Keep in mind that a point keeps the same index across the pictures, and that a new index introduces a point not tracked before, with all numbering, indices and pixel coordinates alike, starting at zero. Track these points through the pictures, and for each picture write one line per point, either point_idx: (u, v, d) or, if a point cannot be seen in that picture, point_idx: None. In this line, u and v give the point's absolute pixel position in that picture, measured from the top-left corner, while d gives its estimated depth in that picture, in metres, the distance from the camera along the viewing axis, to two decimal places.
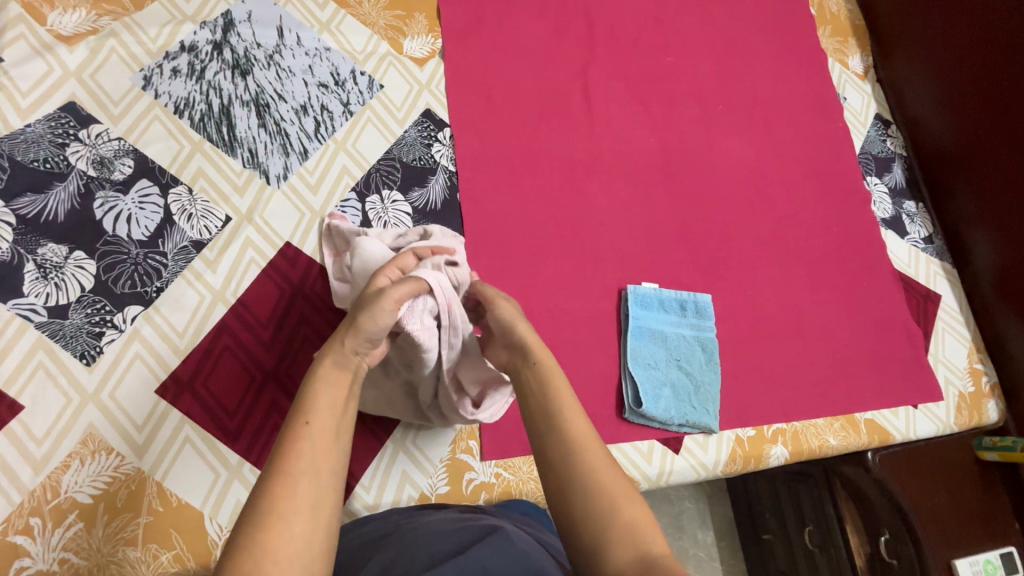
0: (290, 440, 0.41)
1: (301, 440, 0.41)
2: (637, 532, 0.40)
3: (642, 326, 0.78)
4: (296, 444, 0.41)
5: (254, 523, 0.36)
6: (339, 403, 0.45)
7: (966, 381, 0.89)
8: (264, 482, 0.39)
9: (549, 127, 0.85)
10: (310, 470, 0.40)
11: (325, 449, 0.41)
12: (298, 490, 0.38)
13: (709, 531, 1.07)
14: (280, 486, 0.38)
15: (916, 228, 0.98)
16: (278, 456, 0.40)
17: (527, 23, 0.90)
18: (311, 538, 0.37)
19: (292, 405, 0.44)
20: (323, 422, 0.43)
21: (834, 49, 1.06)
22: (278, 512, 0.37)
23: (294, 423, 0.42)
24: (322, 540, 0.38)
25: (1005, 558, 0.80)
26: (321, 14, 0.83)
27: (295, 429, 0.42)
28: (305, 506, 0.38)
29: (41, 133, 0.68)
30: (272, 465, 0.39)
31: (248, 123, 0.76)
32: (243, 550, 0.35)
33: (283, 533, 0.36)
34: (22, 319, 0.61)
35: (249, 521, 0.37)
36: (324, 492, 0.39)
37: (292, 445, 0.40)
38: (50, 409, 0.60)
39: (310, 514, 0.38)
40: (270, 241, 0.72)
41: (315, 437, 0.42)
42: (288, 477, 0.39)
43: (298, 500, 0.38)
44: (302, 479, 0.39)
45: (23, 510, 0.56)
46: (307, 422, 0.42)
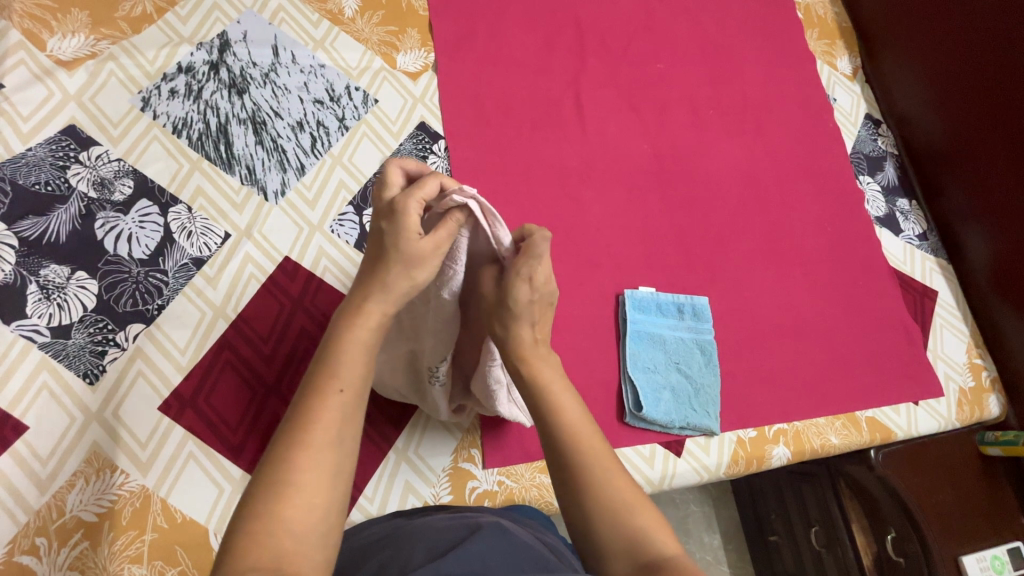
0: (319, 407, 0.41)
1: (329, 408, 0.41)
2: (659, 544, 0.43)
3: (640, 330, 0.78)
4: (324, 412, 0.41)
5: (272, 491, 0.37)
6: (369, 371, 0.45)
7: (966, 376, 0.89)
8: (287, 447, 0.39)
9: (542, 136, 0.86)
10: (335, 439, 0.40)
11: (351, 417, 0.42)
12: (322, 458, 0.39)
13: (715, 534, 1.07)
14: (306, 455, 0.38)
15: (910, 225, 0.99)
16: (304, 422, 0.40)
17: (518, 34, 0.91)
18: (330, 506, 0.38)
19: (322, 363, 0.44)
20: (353, 389, 0.43)
21: (822, 51, 1.07)
22: (300, 480, 0.38)
23: (326, 388, 0.42)
24: (338, 511, 0.39)
25: (1011, 553, 0.79)
26: (315, 32, 0.84)
27: (324, 395, 0.42)
28: (328, 476, 0.39)
29: (42, 156, 0.69)
30: (296, 432, 0.40)
31: (245, 140, 0.77)
32: (257, 518, 0.36)
33: (303, 502, 0.37)
34: (25, 340, 0.62)
35: (269, 490, 0.37)
36: (345, 461, 0.40)
37: (322, 411, 0.41)
38: (55, 429, 0.61)
39: (330, 485, 0.39)
40: (269, 256, 0.73)
41: (345, 404, 0.42)
42: (316, 445, 0.39)
43: (320, 471, 0.38)
44: (327, 448, 0.39)
45: (29, 531, 0.56)
46: (339, 391, 0.42)
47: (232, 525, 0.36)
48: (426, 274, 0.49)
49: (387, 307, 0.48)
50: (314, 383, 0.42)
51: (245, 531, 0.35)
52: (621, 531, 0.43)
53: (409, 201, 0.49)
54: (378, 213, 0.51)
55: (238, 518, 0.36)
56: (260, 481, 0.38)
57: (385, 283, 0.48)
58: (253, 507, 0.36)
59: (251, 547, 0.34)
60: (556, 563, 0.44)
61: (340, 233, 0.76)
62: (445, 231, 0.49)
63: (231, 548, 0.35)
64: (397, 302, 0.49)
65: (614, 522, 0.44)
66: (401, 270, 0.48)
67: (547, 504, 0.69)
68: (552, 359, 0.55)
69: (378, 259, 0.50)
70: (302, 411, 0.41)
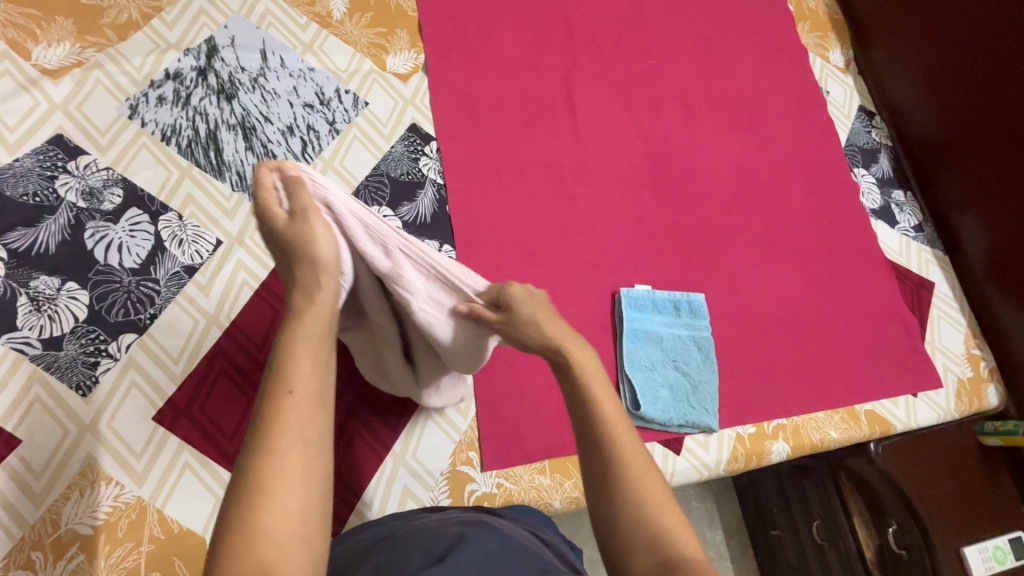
0: (273, 412, 0.39)
1: (284, 410, 0.39)
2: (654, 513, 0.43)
3: (637, 328, 0.78)
4: (279, 416, 0.39)
5: (240, 498, 0.36)
6: (322, 370, 0.43)
7: (964, 366, 0.89)
8: (252, 458, 0.37)
9: (535, 136, 0.86)
10: (299, 442, 0.38)
11: (312, 418, 0.40)
12: (287, 463, 0.37)
13: (717, 530, 1.06)
14: (271, 462, 0.37)
15: (906, 217, 0.98)
16: (264, 429, 0.38)
17: (508, 33, 0.90)
18: (307, 511, 0.37)
19: (268, 374, 0.42)
20: (308, 390, 0.41)
21: (814, 44, 1.07)
22: (268, 487, 0.36)
23: (276, 394, 0.40)
24: (317, 509, 0.38)
25: (1014, 543, 0.80)
26: (303, 36, 0.84)
27: (279, 401, 0.39)
28: (297, 479, 0.37)
29: (29, 167, 0.69)
30: (258, 442, 0.38)
31: (235, 146, 0.76)
32: (230, 527, 0.35)
33: (277, 511, 0.35)
34: (17, 353, 0.62)
35: (243, 503, 0.35)
36: (314, 463, 0.39)
37: (276, 414, 0.39)
38: (48, 442, 0.60)
39: (302, 487, 0.37)
40: (262, 263, 0.72)
41: (301, 406, 0.40)
42: (277, 449, 0.37)
43: (288, 474, 0.37)
44: (291, 453, 0.38)
45: (24, 545, 0.56)
46: (290, 393, 0.40)
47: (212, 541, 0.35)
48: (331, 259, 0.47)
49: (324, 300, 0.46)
50: (269, 391, 0.40)
51: (223, 548, 0.34)
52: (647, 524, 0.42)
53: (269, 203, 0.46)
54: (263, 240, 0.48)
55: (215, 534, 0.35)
56: (231, 493, 0.36)
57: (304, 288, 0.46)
58: (226, 519, 0.35)
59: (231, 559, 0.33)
60: (554, 564, 0.43)
61: None
62: (295, 187, 0.45)
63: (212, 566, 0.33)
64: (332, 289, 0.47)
65: (636, 512, 0.43)
66: (306, 266, 0.46)
67: (547, 505, 0.68)
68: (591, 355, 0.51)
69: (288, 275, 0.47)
70: (260, 420, 0.39)
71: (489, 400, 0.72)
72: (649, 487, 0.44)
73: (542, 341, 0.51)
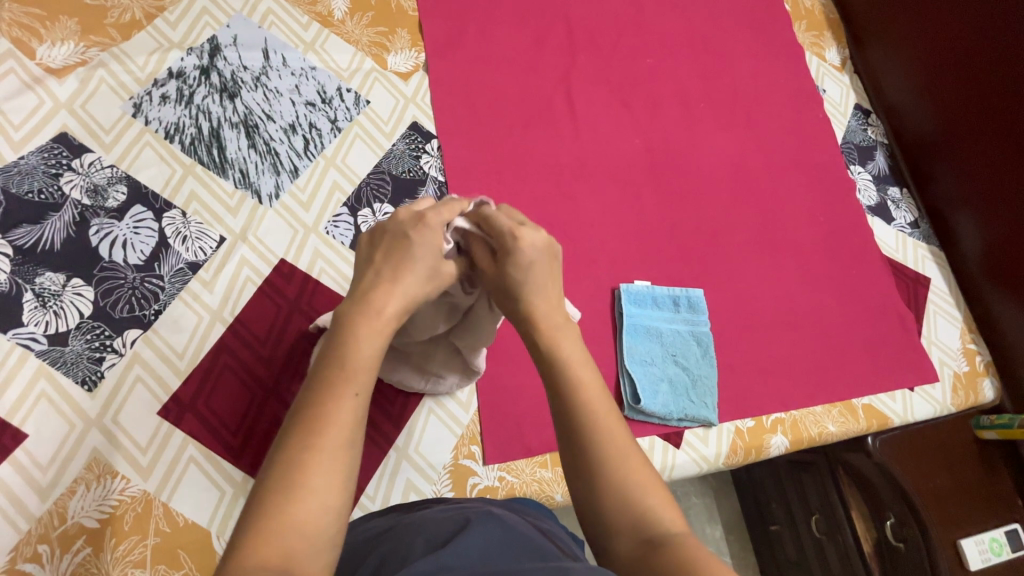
0: (331, 410, 0.40)
1: (342, 410, 0.40)
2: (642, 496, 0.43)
3: (636, 323, 0.79)
4: (338, 415, 0.40)
5: (281, 489, 0.36)
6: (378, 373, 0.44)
7: (960, 361, 0.90)
8: (298, 449, 0.38)
9: (534, 134, 0.87)
10: (347, 442, 0.39)
11: (361, 420, 0.41)
12: (332, 459, 0.38)
13: (717, 525, 1.07)
14: (318, 456, 0.38)
15: (902, 214, 0.99)
16: (315, 422, 0.39)
17: (508, 33, 0.91)
18: (341, 509, 0.38)
19: (333, 366, 0.42)
20: (366, 391, 0.42)
21: (811, 43, 1.08)
22: (309, 479, 0.37)
23: (339, 390, 0.41)
24: (349, 507, 0.39)
25: (1009, 535, 0.81)
26: (305, 35, 0.84)
27: (340, 398, 0.40)
28: (339, 479, 0.38)
29: (34, 164, 0.69)
30: (308, 434, 0.39)
31: (238, 144, 0.77)
32: (267, 516, 0.36)
33: (312, 503, 0.36)
34: (23, 348, 0.62)
35: (278, 491, 0.36)
36: (354, 461, 0.40)
37: (334, 413, 0.40)
38: (55, 436, 0.60)
39: (342, 488, 0.38)
40: (265, 259, 0.73)
41: (359, 409, 0.41)
42: (328, 448, 0.38)
43: (335, 475, 0.38)
44: (339, 452, 0.39)
45: (31, 538, 0.56)
46: (354, 394, 0.41)
47: (241, 524, 0.36)
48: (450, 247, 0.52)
49: (416, 286, 0.49)
50: (327, 384, 0.41)
51: (253, 533, 0.35)
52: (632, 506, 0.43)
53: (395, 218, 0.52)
54: (372, 241, 0.52)
55: (248, 519, 0.36)
56: (270, 479, 0.37)
57: (405, 274, 0.48)
58: (263, 508, 0.36)
59: (263, 547, 0.34)
60: (556, 551, 0.44)
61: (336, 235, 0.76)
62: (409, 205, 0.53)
63: (237, 549, 0.35)
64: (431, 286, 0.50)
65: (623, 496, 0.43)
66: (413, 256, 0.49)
67: (549, 498, 0.69)
68: (579, 342, 0.51)
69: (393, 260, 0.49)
70: (313, 412, 0.40)
71: (490, 394, 0.72)
72: (631, 464, 0.44)
73: (530, 317, 0.51)
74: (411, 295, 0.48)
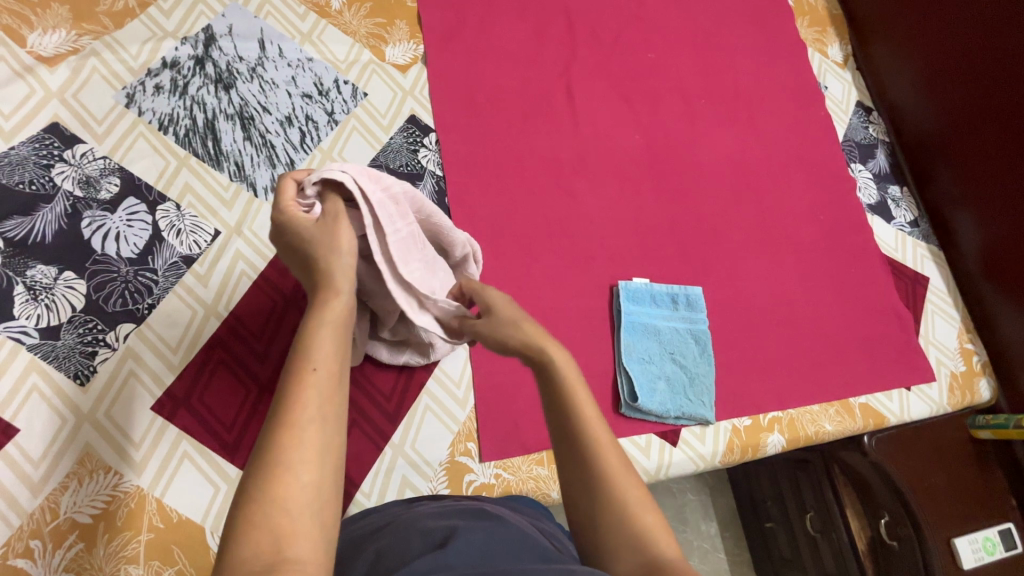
0: (297, 389, 0.39)
1: (307, 386, 0.40)
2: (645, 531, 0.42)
3: (635, 321, 0.78)
4: (305, 391, 0.39)
5: (260, 473, 0.36)
6: (342, 349, 0.44)
7: (957, 361, 0.90)
8: (274, 432, 0.37)
9: (534, 128, 0.86)
10: (318, 417, 0.39)
11: (330, 394, 0.40)
12: (307, 435, 0.38)
13: (712, 522, 1.07)
14: (292, 434, 0.37)
15: (902, 212, 0.99)
16: (287, 401, 0.39)
17: (508, 25, 0.90)
18: (320, 485, 0.37)
19: (292, 351, 0.42)
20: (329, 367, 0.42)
21: (813, 39, 1.07)
22: (288, 457, 0.36)
23: (300, 368, 0.41)
24: (331, 483, 0.38)
25: (1003, 534, 0.81)
26: (302, 25, 0.83)
27: (302, 375, 0.40)
28: (313, 455, 0.37)
29: (25, 155, 0.68)
30: (278, 416, 0.38)
31: (233, 136, 0.76)
32: (250, 502, 0.35)
33: (292, 483, 0.36)
34: (14, 342, 0.61)
35: (259, 477, 0.36)
36: (331, 438, 0.39)
37: (300, 389, 0.39)
38: (46, 431, 0.60)
39: (319, 463, 0.37)
40: (260, 253, 0.72)
41: (322, 382, 0.40)
42: (299, 426, 0.38)
43: (308, 450, 0.37)
44: (311, 428, 0.38)
45: (23, 534, 0.56)
46: (313, 368, 0.41)
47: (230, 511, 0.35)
48: (338, 202, 0.51)
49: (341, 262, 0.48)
50: (290, 367, 0.41)
51: (241, 517, 0.34)
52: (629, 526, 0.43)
53: (286, 211, 0.51)
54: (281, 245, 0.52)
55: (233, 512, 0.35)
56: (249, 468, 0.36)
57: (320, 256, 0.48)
58: (244, 496, 0.35)
59: (248, 532, 0.33)
60: (552, 550, 0.44)
61: None
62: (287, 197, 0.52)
63: (228, 538, 0.34)
64: (349, 251, 0.49)
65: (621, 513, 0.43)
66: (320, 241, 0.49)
67: (545, 495, 0.69)
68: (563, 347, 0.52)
69: (303, 255, 0.50)
70: (281, 394, 0.39)
71: (487, 391, 0.72)
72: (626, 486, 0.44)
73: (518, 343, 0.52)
74: (341, 273, 0.47)
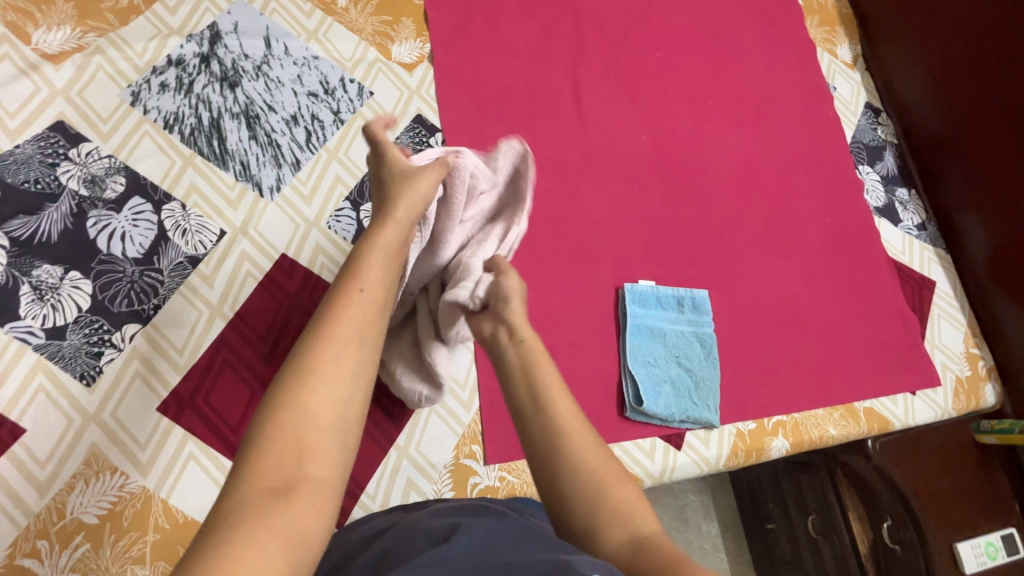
0: (342, 309, 0.42)
1: (351, 308, 0.43)
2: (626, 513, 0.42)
3: (640, 324, 0.78)
4: (347, 313, 0.42)
5: (295, 378, 0.38)
6: (388, 282, 0.47)
7: (963, 366, 0.90)
8: (313, 342, 0.40)
9: (540, 129, 0.85)
10: (356, 338, 0.41)
11: (370, 321, 0.43)
12: (339, 360, 0.40)
13: (713, 522, 1.07)
14: (329, 356, 0.40)
15: (910, 215, 0.98)
16: (331, 316, 0.42)
17: (515, 24, 0.89)
18: (349, 401, 0.39)
19: (344, 275, 0.45)
20: (373, 296, 0.45)
21: (823, 39, 1.06)
22: (322, 376, 0.39)
23: (346, 289, 0.44)
24: (359, 400, 0.40)
25: (1005, 539, 0.81)
26: (308, 23, 0.83)
27: (348, 299, 0.43)
28: (347, 373, 0.40)
29: (30, 153, 0.68)
30: (321, 328, 0.41)
31: (238, 135, 0.75)
32: (280, 400, 0.37)
33: (321, 395, 0.38)
34: (20, 342, 0.61)
35: (293, 379, 0.38)
36: (365, 362, 0.41)
37: (343, 309, 0.42)
38: (53, 431, 0.60)
39: (350, 381, 0.40)
40: (265, 254, 0.72)
41: (363, 309, 0.43)
42: (337, 342, 0.40)
43: (342, 367, 0.40)
44: (348, 345, 0.41)
45: (30, 533, 0.56)
46: (359, 292, 0.44)
47: (260, 414, 0.37)
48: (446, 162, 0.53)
49: (409, 207, 0.50)
50: (340, 289, 0.44)
51: (269, 416, 0.37)
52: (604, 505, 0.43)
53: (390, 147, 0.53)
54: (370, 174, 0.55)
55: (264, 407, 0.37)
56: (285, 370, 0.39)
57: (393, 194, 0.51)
58: (278, 395, 0.38)
59: (277, 427, 0.36)
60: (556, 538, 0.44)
61: (337, 229, 0.75)
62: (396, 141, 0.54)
63: (256, 431, 0.36)
64: (421, 198, 0.51)
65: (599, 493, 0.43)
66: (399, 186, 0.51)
67: None
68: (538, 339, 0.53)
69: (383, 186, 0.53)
70: (327, 311, 0.42)
71: (493, 393, 0.72)
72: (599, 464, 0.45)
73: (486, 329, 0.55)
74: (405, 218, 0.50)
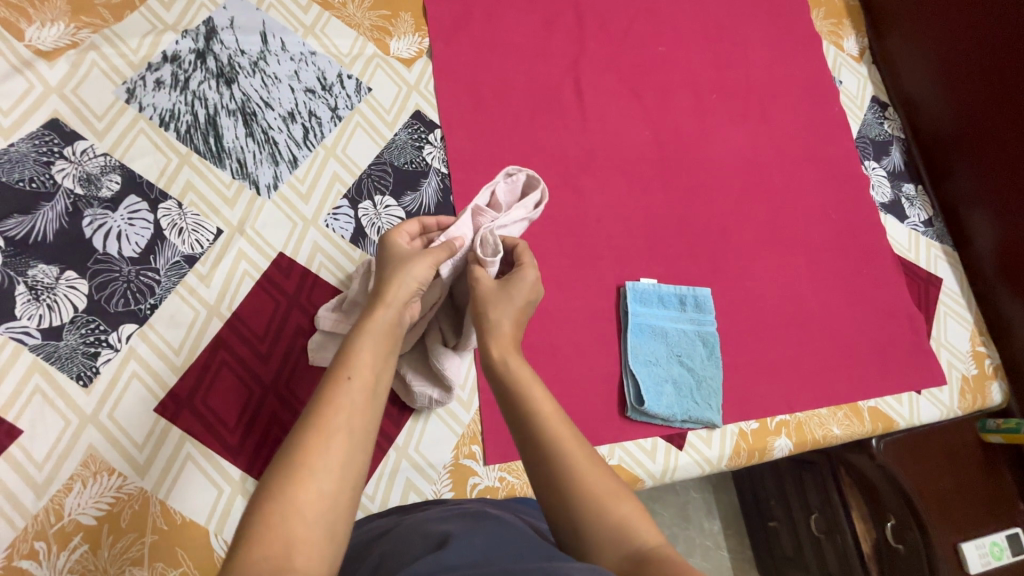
0: (331, 398, 0.41)
1: (340, 395, 0.42)
2: (626, 527, 0.42)
3: (642, 323, 0.77)
4: (335, 401, 0.41)
5: (286, 474, 0.37)
6: (381, 367, 0.46)
7: (969, 364, 0.89)
8: (303, 436, 0.39)
9: (541, 124, 0.84)
10: (345, 426, 0.40)
11: (359, 407, 0.42)
12: (332, 448, 0.39)
13: (715, 520, 1.07)
14: (318, 442, 0.39)
15: (916, 211, 0.97)
16: (320, 406, 0.41)
17: (515, 18, 0.88)
18: (338, 492, 0.38)
19: (334, 362, 0.45)
20: (364, 382, 0.44)
21: (829, 31, 1.04)
22: (312, 464, 0.38)
23: (335, 377, 0.43)
24: (349, 490, 0.39)
25: (1010, 538, 0.80)
26: (305, 18, 0.81)
27: (337, 387, 0.42)
28: (337, 462, 0.39)
29: (25, 152, 0.67)
30: (310, 422, 0.40)
31: (235, 133, 0.75)
32: (271, 498, 0.36)
33: (312, 487, 0.37)
34: (16, 343, 0.61)
35: (284, 475, 0.37)
36: (355, 452, 0.40)
37: (332, 397, 0.41)
38: (50, 433, 0.59)
39: (341, 470, 0.39)
40: (263, 253, 0.71)
41: (353, 394, 0.42)
42: (326, 433, 0.39)
43: (333, 457, 0.39)
44: (338, 435, 0.40)
45: (28, 535, 0.56)
46: (347, 378, 0.43)
47: (250, 507, 0.36)
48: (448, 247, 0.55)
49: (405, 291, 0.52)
50: (329, 378, 0.43)
51: (259, 517, 0.35)
52: (604, 521, 0.42)
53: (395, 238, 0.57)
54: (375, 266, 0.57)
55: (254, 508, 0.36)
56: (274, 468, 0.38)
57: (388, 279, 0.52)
58: (267, 493, 0.36)
59: (267, 525, 0.35)
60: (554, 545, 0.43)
61: (336, 227, 0.74)
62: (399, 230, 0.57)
63: (245, 534, 0.35)
64: (416, 280, 0.52)
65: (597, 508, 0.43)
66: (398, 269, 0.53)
67: None
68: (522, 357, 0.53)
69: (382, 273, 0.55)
70: (316, 400, 0.41)
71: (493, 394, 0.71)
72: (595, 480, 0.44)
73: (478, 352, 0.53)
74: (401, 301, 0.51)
